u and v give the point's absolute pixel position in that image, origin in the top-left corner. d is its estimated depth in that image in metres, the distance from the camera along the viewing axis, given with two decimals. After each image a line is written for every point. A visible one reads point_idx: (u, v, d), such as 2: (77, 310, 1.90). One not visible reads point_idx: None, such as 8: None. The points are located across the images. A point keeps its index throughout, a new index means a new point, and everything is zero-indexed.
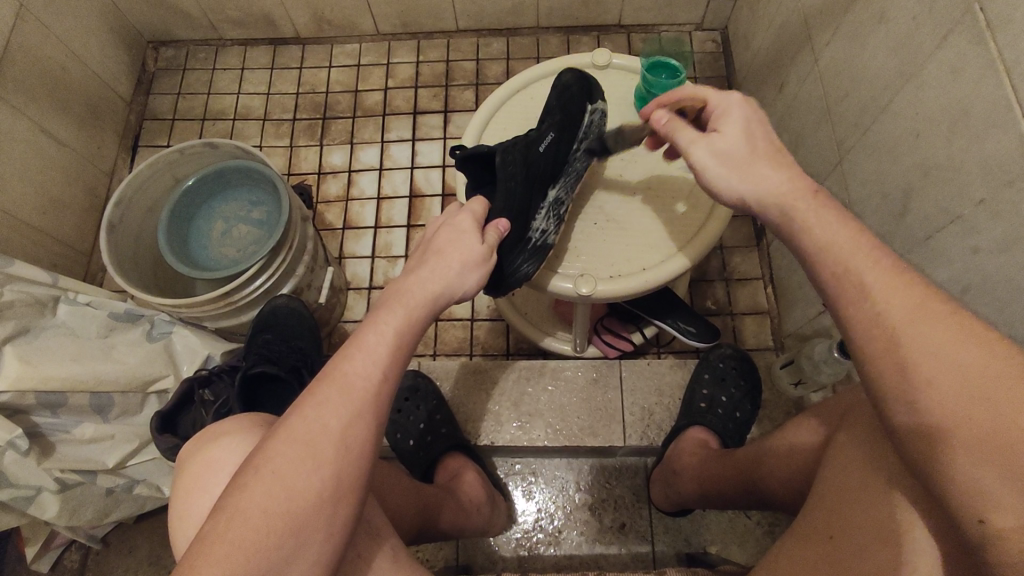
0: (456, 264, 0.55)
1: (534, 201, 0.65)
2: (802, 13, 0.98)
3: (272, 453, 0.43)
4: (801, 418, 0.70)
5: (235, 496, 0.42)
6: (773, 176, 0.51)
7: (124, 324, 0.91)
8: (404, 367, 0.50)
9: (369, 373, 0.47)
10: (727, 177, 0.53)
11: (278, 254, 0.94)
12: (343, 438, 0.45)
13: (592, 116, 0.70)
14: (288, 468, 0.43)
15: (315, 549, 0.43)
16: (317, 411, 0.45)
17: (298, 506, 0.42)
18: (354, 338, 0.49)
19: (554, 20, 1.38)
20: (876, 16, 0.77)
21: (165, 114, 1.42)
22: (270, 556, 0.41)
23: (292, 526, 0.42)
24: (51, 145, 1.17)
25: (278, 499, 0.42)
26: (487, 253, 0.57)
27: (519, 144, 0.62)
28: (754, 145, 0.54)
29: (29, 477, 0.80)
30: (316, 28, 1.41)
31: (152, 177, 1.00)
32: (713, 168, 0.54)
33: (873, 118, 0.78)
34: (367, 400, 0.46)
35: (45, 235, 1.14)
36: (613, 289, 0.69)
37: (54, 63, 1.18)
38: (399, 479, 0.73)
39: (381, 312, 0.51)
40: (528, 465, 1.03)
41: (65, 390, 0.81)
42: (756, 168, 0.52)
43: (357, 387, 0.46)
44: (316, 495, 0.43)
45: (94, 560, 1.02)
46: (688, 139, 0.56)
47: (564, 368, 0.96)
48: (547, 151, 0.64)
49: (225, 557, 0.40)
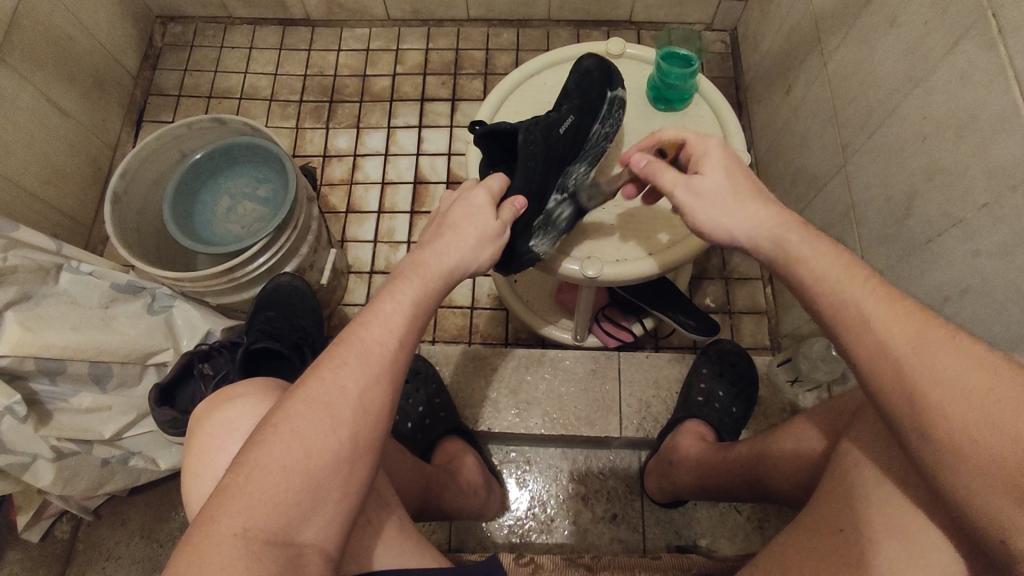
0: (471, 239, 0.55)
1: (548, 182, 0.65)
2: (813, 15, 0.99)
3: (290, 412, 0.44)
4: (803, 417, 0.71)
5: (253, 453, 0.42)
6: (760, 213, 0.51)
7: (125, 295, 0.91)
8: (418, 337, 0.51)
9: (385, 340, 0.48)
10: (711, 212, 0.53)
11: (284, 231, 0.94)
12: (359, 401, 0.45)
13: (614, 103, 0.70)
14: (306, 426, 0.43)
15: (329, 509, 0.43)
16: (337, 372, 0.46)
17: (315, 466, 0.43)
18: (372, 305, 0.50)
19: (565, 14, 1.38)
20: (888, 20, 0.78)
21: (171, 90, 1.41)
22: (286, 512, 0.41)
23: (308, 484, 0.42)
24: (54, 114, 1.16)
25: (295, 456, 0.42)
26: (501, 231, 0.57)
27: (540, 124, 0.62)
28: (734, 181, 0.54)
29: (27, 443, 0.79)
30: (327, 11, 1.41)
31: (159, 150, 1.00)
32: (699, 211, 0.53)
33: (880, 122, 0.79)
34: (383, 365, 0.47)
35: (46, 205, 1.14)
36: (618, 274, 0.70)
37: (62, 33, 1.17)
38: (404, 458, 0.74)
39: (398, 282, 0.51)
40: (523, 454, 1.03)
41: (64, 358, 0.81)
42: (740, 204, 0.52)
43: (373, 352, 0.47)
44: (332, 455, 0.43)
45: (86, 531, 1.02)
46: (668, 180, 0.56)
47: (564, 358, 0.97)
48: (567, 134, 0.65)
49: (242, 510, 0.41)
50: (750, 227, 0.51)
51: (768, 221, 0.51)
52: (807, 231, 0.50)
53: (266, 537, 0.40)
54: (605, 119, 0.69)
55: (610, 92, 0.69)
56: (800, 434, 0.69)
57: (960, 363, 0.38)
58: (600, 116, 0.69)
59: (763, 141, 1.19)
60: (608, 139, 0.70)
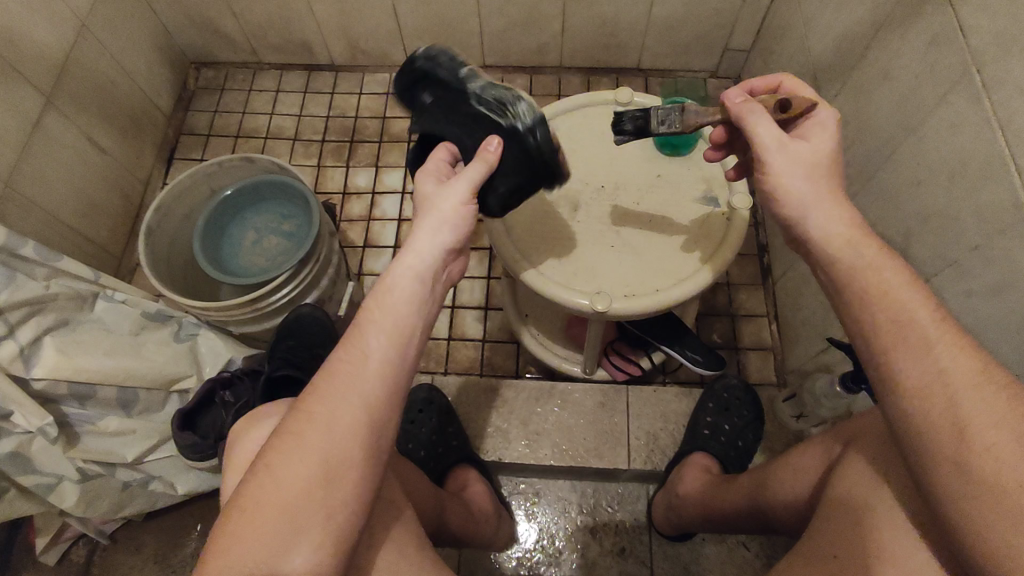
0: (433, 223, 0.56)
1: (484, 120, 0.63)
2: (812, 65, 1.05)
3: (276, 443, 0.49)
4: (811, 439, 0.72)
5: (248, 486, 0.48)
6: (841, 214, 0.52)
7: (155, 323, 0.94)
8: (388, 329, 0.51)
9: (352, 355, 0.51)
10: (798, 186, 0.54)
11: (306, 264, 0.99)
12: (328, 420, 0.48)
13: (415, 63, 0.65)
14: (294, 463, 0.48)
15: (317, 524, 0.47)
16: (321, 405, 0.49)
17: (298, 486, 0.47)
18: (353, 330, 0.52)
19: (577, 61, 1.45)
20: (882, 72, 0.83)
21: (201, 130, 1.49)
22: (276, 532, 0.46)
23: (293, 506, 0.47)
24: (94, 152, 1.23)
25: (280, 483, 0.47)
26: (460, 197, 0.57)
27: (439, 106, 0.65)
28: (822, 163, 0.55)
29: (54, 465, 0.82)
30: (350, 57, 1.49)
31: (191, 187, 1.06)
32: (787, 173, 0.54)
33: (877, 166, 0.83)
34: (349, 378, 0.50)
35: (80, 237, 1.20)
36: (627, 307, 0.74)
37: (105, 77, 1.26)
38: (422, 483, 0.77)
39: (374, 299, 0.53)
40: (532, 486, 1.04)
41: (95, 383, 0.84)
42: (818, 190, 0.53)
43: (340, 370, 0.50)
44: (310, 476, 0.47)
45: (100, 556, 1.04)
46: (765, 129, 0.56)
47: (572, 392, 1.00)
48: (461, 88, 0.64)
49: (241, 538, 0.47)
50: (826, 229, 0.52)
51: (844, 227, 0.51)
52: (876, 246, 0.50)
53: (262, 556, 0.46)
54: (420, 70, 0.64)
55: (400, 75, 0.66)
56: (799, 463, 0.70)
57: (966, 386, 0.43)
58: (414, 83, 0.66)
59: None
60: (641, 131, 0.70)
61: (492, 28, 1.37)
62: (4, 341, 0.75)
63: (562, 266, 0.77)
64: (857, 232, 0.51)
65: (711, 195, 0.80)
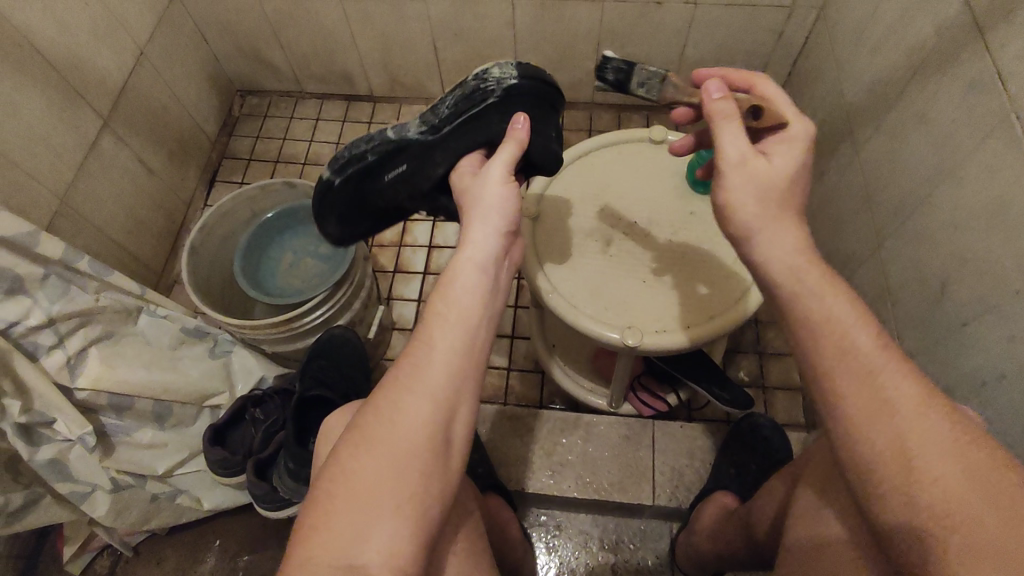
0: (482, 211, 0.57)
1: (479, 114, 0.63)
2: (845, 107, 1.06)
3: (354, 435, 0.50)
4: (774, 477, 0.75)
5: (334, 478, 0.49)
6: (793, 236, 0.52)
7: (193, 339, 0.96)
8: (448, 313, 0.52)
9: (416, 343, 0.52)
10: (744, 205, 0.53)
11: (341, 287, 1.01)
12: (400, 406, 0.50)
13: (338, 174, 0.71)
14: (377, 451, 0.49)
15: (402, 504, 0.48)
16: (398, 397, 0.50)
17: (379, 471, 0.48)
18: (422, 326, 0.53)
19: (609, 98, 1.48)
20: (918, 115, 0.83)
21: (242, 154, 1.55)
22: (363, 518, 0.47)
23: (378, 489, 0.48)
24: (143, 173, 1.29)
25: (362, 471, 0.48)
26: (503, 185, 0.58)
27: (416, 159, 0.66)
28: (785, 186, 0.54)
29: (90, 474, 0.84)
30: (388, 89, 1.55)
31: (234, 209, 1.10)
32: (739, 192, 0.53)
33: (912, 209, 0.83)
34: (416, 365, 0.51)
35: (125, 252, 1.24)
36: (658, 343, 0.74)
37: (159, 102, 1.32)
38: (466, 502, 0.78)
39: (439, 295, 0.54)
40: (553, 518, 1.03)
41: (133, 395, 0.86)
42: (772, 214, 0.53)
43: (407, 359, 0.51)
44: (391, 458, 0.48)
45: (123, 567, 1.05)
46: (730, 139, 0.55)
47: (598, 424, 0.99)
48: (404, 141, 0.67)
49: (332, 527, 0.47)
50: (771, 252, 0.52)
51: (790, 253, 0.51)
52: (822, 273, 0.50)
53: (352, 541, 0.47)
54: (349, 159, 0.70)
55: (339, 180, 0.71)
56: (773, 490, 0.73)
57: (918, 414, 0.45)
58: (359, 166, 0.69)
59: None
60: (620, 86, 0.67)
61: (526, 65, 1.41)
62: (52, 350, 0.79)
63: (593, 299, 0.78)
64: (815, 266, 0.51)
65: None
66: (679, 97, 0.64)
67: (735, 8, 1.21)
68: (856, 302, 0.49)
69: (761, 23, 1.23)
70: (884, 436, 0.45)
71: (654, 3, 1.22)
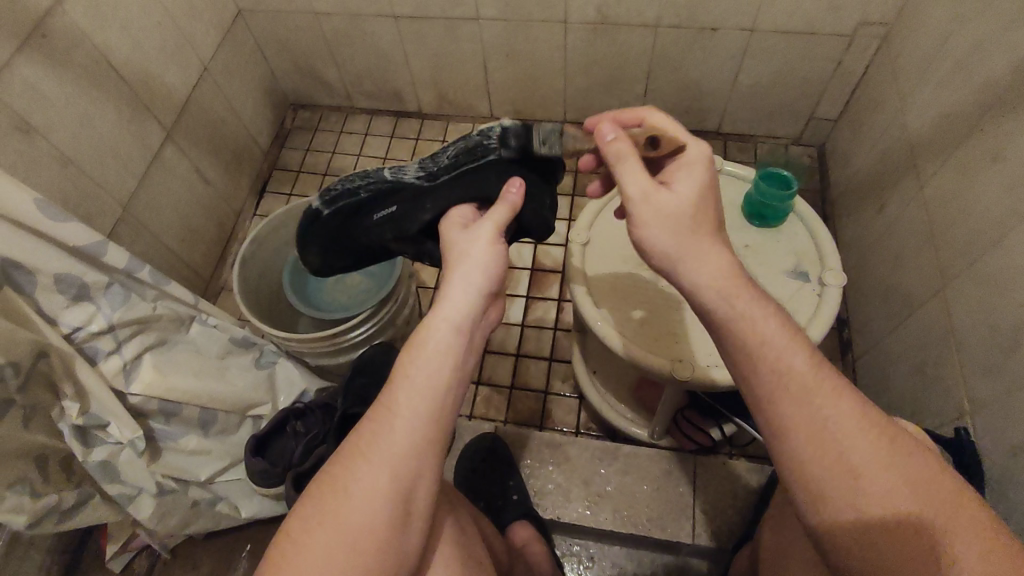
0: (468, 275, 0.55)
1: (477, 166, 0.63)
2: (907, 140, 1.02)
3: (315, 502, 0.49)
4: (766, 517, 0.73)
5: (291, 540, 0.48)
6: (715, 262, 0.53)
7: (240, 349, 0.99)
8: (426, 386, 0.51)
9: (386, 415, 0.50)
10: (659, 240, 0.55)
11: (386, 306, 1.04)
12: (367, 478, 0.49)
13: (325, 207, 0.70)
14: (324, 524, 0.48)
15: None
16: (354, 464, 0.49)
17: (341, 542, 0.48)
18: (386, 389, 0.52)
19: None
20: (990, 154, 0.80)
21: (293, 166, 1.58)
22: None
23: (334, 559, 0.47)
24: (200, 183, 1.33)
25: (326, 539, 0.48)
26: (492, 251, 0.57)
27: (405, 203, 0.65)
28: (693, 210, 0.55)
29: (136, 478, 0.85)
30: (437, 106, 1.57)
31: (285, 224, 1.13)
32: (652, 229, 0.55)
33: (982, 252, 0.79)
34: (388, 437, 0.50)
35: (178, 259, 1.28)
36: (710, 377, 0.72)
37: (218, 115, 1.37)
38: (493, 530, 0.78)
39: (406, 357, 0.52)
40: (587, 549, 1.01)
41: (182, 401, 0.88)
42: (691, 245, 0.54)
43: (376, 431, 0.50)
44: (354, 530, 0.48)
45: (160, 568, 1.07)
46: (636, 182, 0.56)
47: (638, 455, 0.97)
48: (399, 183, 0.67)
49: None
50: (695, 280, 0.53)
51: (714, 279, 0.52)
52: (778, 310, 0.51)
53: None
54: (340, 193, 0.69)
55: (326, 208, 0.70)
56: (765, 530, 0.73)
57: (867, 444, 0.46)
58: (350, 196, 0.69)
59: (849, 256, 1.20)
60: (524, 150, 0.63)
61: (575, 87, 1.41)
62: (110, 355, 0.81)
63: (643, 330, 0.77)
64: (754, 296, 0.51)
65: (802, 269, 0.78)
66: (582, 146, 0.64)
67: (792, 36, 1.19)
68: (787, 327, 0.51)
69: (819, 51, 1.21)
70: (842, 476, 0.46)
71: (709, 30, 1.20)
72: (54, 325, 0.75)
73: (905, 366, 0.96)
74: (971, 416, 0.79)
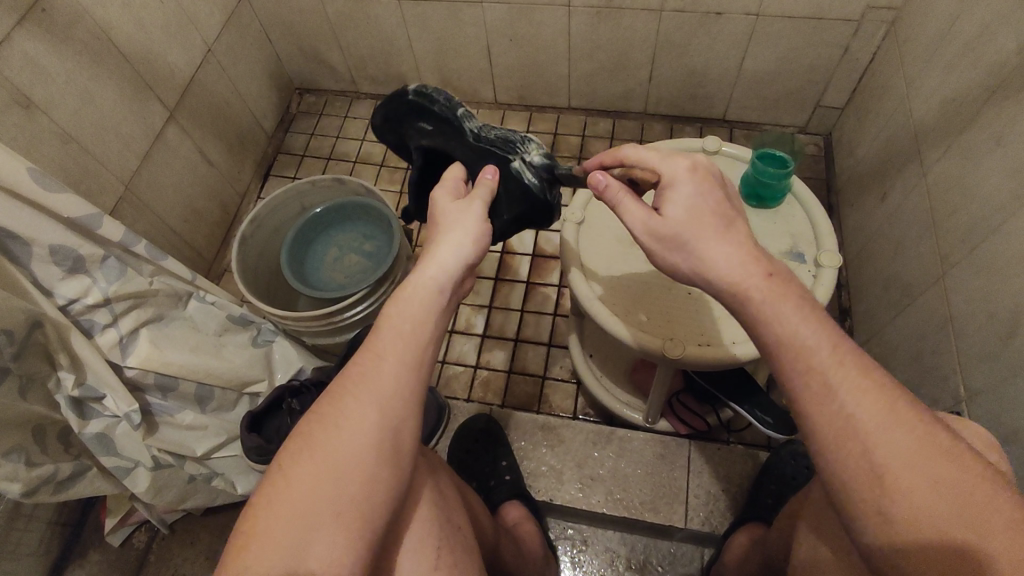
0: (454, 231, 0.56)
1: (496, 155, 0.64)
2: (912, 127, 1.01)
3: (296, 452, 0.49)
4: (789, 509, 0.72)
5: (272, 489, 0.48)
6: (733, 250, 0.51)
7: (237, 327, 1.00)
8: (410, 336, 0.52)
9: (368, 364, 0.51)
10: (679, 259, 0.54)
11: (382, 285, 1.04)
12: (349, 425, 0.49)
13: (413, 94, 0.67)
14: (306, 471, 0.47)
15: (337, 525, 0.46)
16: (340, 407, 0.50)
17: (322, 488, 0.47)
18: (369, 339, 0.52)
19: (661, 108, 1.46)
20: (993, 138, 0.79)
21: (297, 150, 1.59)
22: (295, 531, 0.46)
23: (315, 506, 0.47)
24: (204, 165, 1.34)
25: (307, 487, 0.47)
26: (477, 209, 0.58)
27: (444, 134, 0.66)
28: (697, 223, 0.52)
29: (133, 450, 0.86)
30: None
31: (284, 203, 1.14)
32: (665, 253, 0.54)
33: (982, 238, 0.78)
34: (369, 384, 0.50)
35: (181, 240, 1.29)
36: (701, 357, 0.71)
37: (222, 98, 1.37)
38: (479, 504, 0.78)
39: (389, 309, 0.53)
40: (580, 533, 1.01)
41: (179, 376, 0.89)
42: (714, 243, 0.52)
43: (359, 378, 0.50)
44: (335, 475, 0.47)
45: (159, 543, 1.09)
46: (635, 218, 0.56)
47: (632, 439, 0.97)
48: (457, 123, 0.66)
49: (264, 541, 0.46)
50: (728, 270, 0.50)
51: (740, 266, 0.50)
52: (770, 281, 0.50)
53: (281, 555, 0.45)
54: (434, 97, 0.67)
55: (412, 95, 0.67)
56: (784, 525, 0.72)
57: (894, 429, 0.44)
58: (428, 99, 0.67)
59: (853, 244, 1.19)
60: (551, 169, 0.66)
61: (580, 72, 1.40)
62: (106, 328, 0.81)
63: (635, 310, 0.77)
64: (761, 274, 0.50)
65: (798, 251, 0.77)
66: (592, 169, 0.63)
67: (799, 21, 1.17)
68: (799, 302, 0.49)
69: (826, 37, 1.19)
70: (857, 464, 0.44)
71: (714, 14, 1.19)
72: (49, 296, 0.76)
73: (904, 354, 0.95)
74: (969, 404, 0.77)
